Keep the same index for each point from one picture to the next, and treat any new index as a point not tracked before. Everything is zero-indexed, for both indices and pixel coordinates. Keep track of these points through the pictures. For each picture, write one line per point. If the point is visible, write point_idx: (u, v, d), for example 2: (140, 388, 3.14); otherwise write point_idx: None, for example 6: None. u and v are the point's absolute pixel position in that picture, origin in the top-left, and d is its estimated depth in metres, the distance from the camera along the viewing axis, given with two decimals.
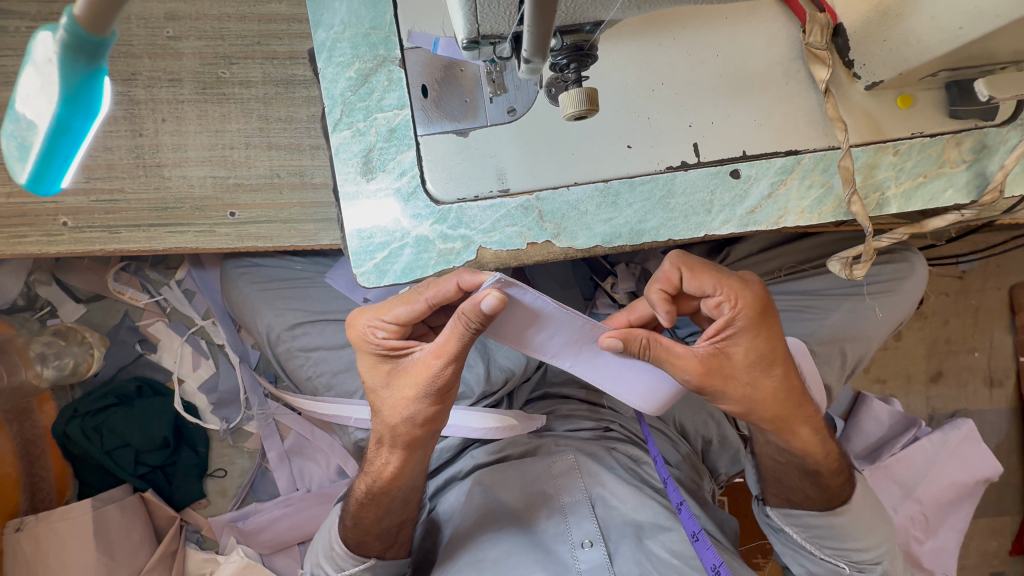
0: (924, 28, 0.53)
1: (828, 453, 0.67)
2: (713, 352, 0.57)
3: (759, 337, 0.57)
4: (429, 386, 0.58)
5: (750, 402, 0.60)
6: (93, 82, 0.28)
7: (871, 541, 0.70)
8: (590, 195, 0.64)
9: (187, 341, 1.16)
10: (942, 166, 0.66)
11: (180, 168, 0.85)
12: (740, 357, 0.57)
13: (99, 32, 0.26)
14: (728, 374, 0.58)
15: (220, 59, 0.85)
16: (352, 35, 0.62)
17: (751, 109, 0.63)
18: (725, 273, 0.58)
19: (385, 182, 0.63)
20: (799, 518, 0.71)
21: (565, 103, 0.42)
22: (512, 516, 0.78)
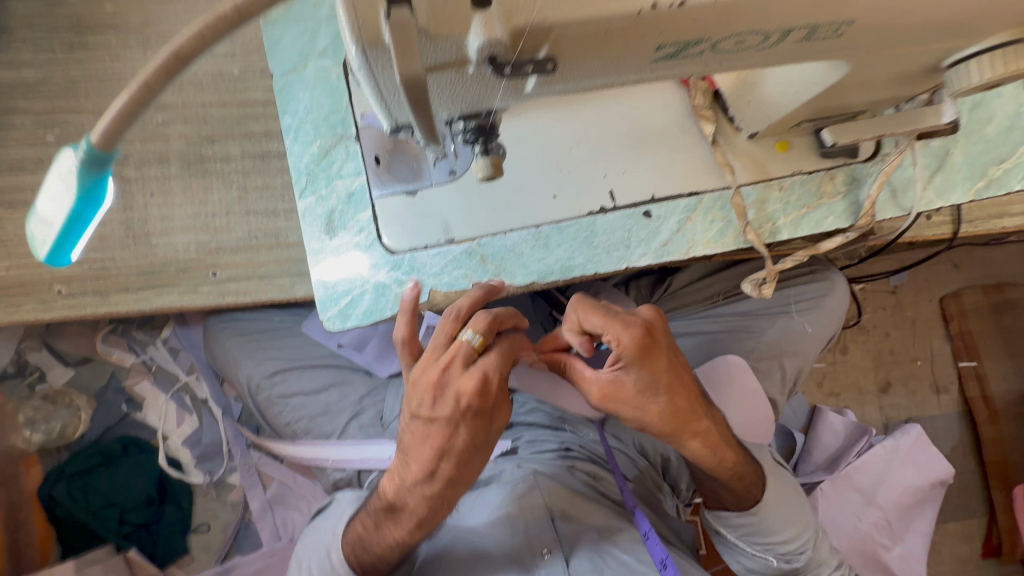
0: (773, 93, 0.65)
1: (730, 459, 0.72)
2: (611, 381, 0.63)
3: (644, 369, 0.62)
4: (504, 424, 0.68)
5: (641, 421, 0.65)
6: (100, 184, 0.37)
7: (790, 533, 0.77)
8: (525, 239, 0.75)
9: (172, 398, 1.21)
10: (822, 197, 0.78)
11: (167, 236, 0.94)
12: (630, 385, 0.63)
13: (106, 150, 0.35)
14: (625, 399, 0.63)
15: (203, 139, 0.97)
16: (313, 118, 0.74)
17: (655, 160, 0.75)
18: (613, 314, 0.63)
19: (346, 238, 0.73)
20: (728, 518, 0.78)
21: (476, 168, 0.52)
22: (479, 536, 0.84)
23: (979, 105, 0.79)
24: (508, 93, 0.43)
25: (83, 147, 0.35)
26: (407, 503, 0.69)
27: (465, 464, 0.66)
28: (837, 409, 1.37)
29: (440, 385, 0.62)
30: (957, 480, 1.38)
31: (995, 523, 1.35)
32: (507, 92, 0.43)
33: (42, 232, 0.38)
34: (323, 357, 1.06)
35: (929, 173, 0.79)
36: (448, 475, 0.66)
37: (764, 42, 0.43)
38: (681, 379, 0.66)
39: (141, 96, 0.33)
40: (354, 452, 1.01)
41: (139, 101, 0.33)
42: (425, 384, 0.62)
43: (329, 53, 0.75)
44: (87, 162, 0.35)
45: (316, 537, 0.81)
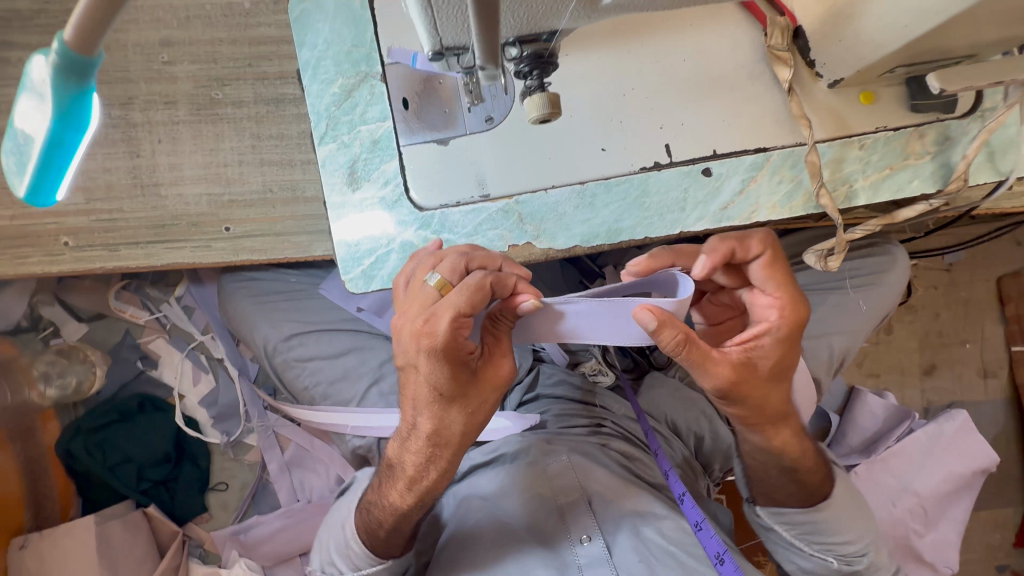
0: (873, 27, 0.56)
1: (805, 451, 0.68)
2: (745, 360, 0.57)
3: (785, 356, 0.59)
4: (489, 381, 0.58)
5: (753, 411, 0.60)
6: (81, 102, 0.31)
7: (852, 535, 0.72)
8: (568, 197, 0.67)
9: (187, 357, 1.19)
10: (908, 157, 0.68)
11: (177, 186, 0.88)
12: (770, 366, 0.58)
13: (87, 53, 0.29)
14: (752, 381, 0.58)
15: (213, 81, 0.88)
16: (334, 53, 0.65)
17: (719, 110, 0.66)
18: (792, 285, 0.60)
19: (370, 191, 0.66)
20: (787, 516, 0.72)
21: (530, 107, 0.45)
22: (505, 514, 0.80)
23: None
24: (582, 4, 0.35)
25: (55, 51, 0.29)
26: (401, 461, 0.64)
27: (443, 419, 0.58)
28: (878, 391, 1.29)
29: (421, 336, 0.54)
30: (998, 468, 1.32)
31: None
32: (581, 4, 0.36)
33: (19, 161, 0.32)
34: (342, 321, 1.01)
35: None
36: (430, 430, 0.59)
37: None
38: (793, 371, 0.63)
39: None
40: (373, 421, 0.97)
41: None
42: (407, 334, 0.55)
43: None
44: (60, 69, 0.29)
45: (337, 514, 0.78)
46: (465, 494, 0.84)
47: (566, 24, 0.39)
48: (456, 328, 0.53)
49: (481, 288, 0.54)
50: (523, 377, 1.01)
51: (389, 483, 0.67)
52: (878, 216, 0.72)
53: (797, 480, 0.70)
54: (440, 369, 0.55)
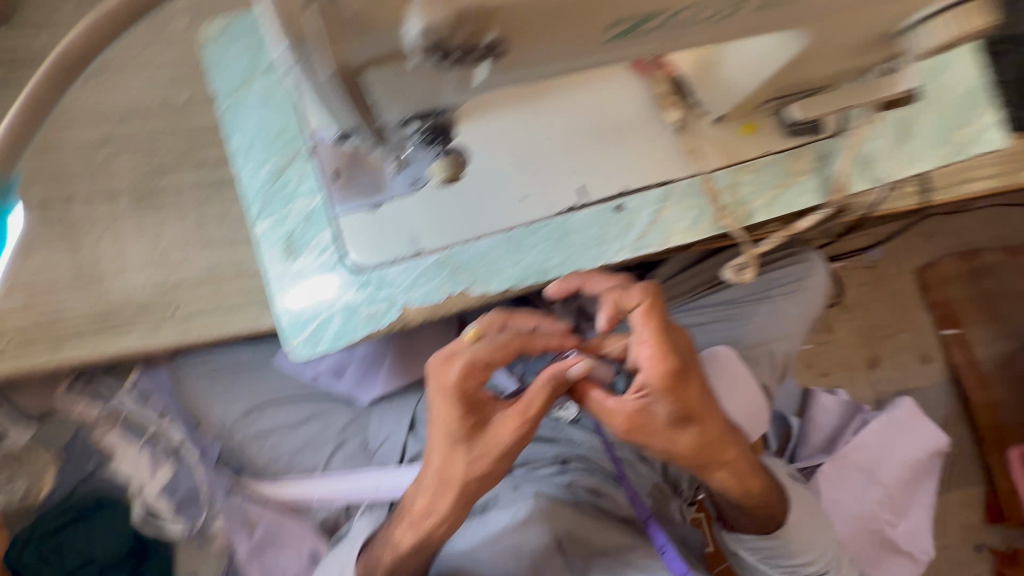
0: (735, 73, 0.65)
1: (754, 488, 0.62)
2: (638, 408, 0.53)
3: (674, 403, 0.52)
4: (495, 440, 0.54)
5: (671, 456, 0.56)
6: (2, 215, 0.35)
7: (813, 555, 0.68)
8: (497, 245, 0.72)
9: (144, 446, 1.13)
10: (793, 175, 0.77)
11: (121, 275, 0.89)
12: (660, 413, 0.53)
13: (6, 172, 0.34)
14: (652, 429, 0.53)
15: (154, 171, 0.92)
16: (264, 137, 0.70)
17: (623, 152, 0.74)
18: (668, 328, 0.53)
19: (308, 260, 0.69)
20: (748, 541, 0.69)
21: (436, 170, 0.51)
22: (478, 565, 0.81)
23: (937, 71, 0.80)
24: (455, 87, 0.41)
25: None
26: (410, 497, 0.61)
27: (448, 462, 0.55)
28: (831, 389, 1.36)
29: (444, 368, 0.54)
30: (954, 448, 1.38)
31: (997, 488, 1.34)
32: (456, 84, 0.40)
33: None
34: (301, 388, 1.02)
35: (895, 143, 0.79)
36: (437, 470, 0.56)
37: (717, 15, 0.41)
38: (710, 415, 0.55)
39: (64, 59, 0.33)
40: (338, 488, 0.95)
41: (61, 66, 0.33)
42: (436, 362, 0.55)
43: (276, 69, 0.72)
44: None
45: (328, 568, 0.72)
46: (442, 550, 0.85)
47: (451, 97, 0.42)
48: (471, 369, 0.54)
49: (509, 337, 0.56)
50: None
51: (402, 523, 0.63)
52: (779, 229, 0.79)
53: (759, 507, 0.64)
54: (453, 408, 0.54)
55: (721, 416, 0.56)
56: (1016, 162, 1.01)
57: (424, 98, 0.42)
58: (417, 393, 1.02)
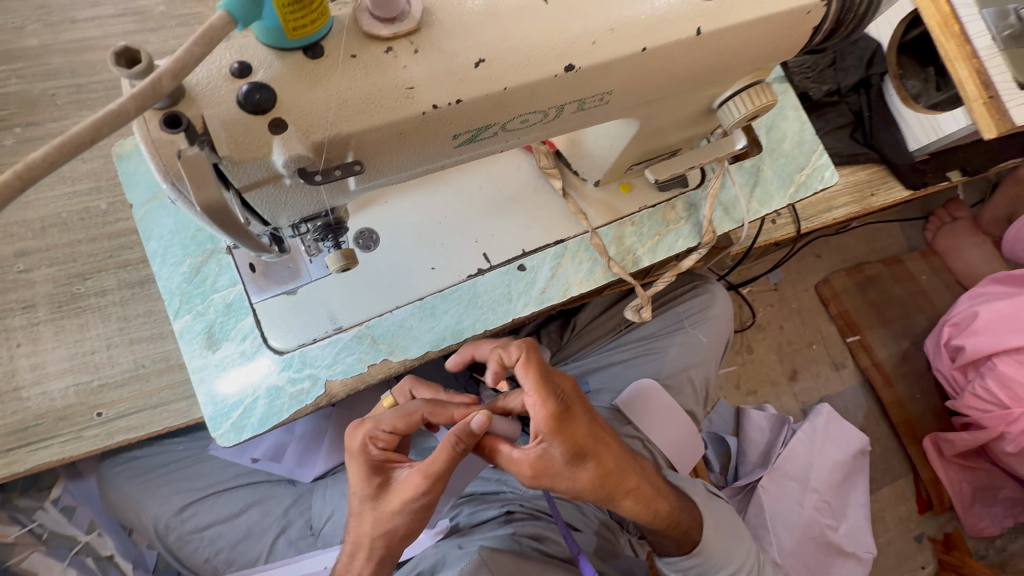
0: (597, 145, 0.75)
1: (662, 510, 0.68)
2: (539, 455, 0.58)
3: (566, 445, 0.57)
4: (396, 498, 0.58)
5: (578, 493, 0.61)
6: None
7: (733, 565, 0.74)
8: (412, 313, 0.78)
9: (69, 566, 1.05)
10: (671, 223, 0.88)
11: (40, 385, 0.88)
12: (556, 452, 0.58)
13: None
14: (555, 472, 0.59)
15: (73, 277, 0.93)
16: (181, 239, 0.75)
17: (517, 218, 0.83)
18: (550, 374, 0.59)
19: (230, 349, 0.73)
20: (675, 563, 0.74)
21: (330, 262, 0.56)
22: None
23: (772, 127, 0.95)
24: (333, 191, 0.48)
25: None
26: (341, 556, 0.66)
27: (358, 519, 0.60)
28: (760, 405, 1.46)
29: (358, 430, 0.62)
30: (877, 445, 1.49)
31: (920, 477, 1.44)
32: (332, 192, 0.48)
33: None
34: (239, 476, 1.01)
35: (749, 188, 0.92)
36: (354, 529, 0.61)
37: (545, 118, 0.51)
38: (602, 446, 0.61)
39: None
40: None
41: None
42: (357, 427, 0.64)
43: None
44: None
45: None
46: None
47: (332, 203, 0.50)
48: (380, 432, 0.62)
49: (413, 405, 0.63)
50: None
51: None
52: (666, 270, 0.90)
53: (674, 526, 0.71)
54: (363, 467, 0.60)
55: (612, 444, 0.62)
56: (863, 189, 1.18)
57: (306, 207, 0.49)
58: None
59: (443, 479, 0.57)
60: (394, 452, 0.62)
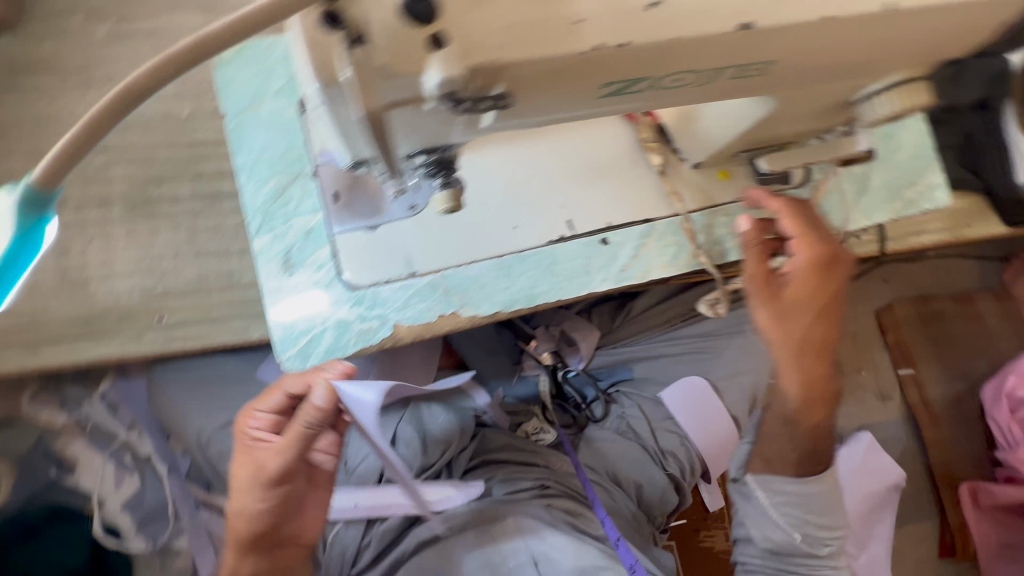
0: (713, 122, 0.70)
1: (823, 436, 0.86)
2: (797, 273, 0.75)
3: (827, 277, 0.76)
4: (271, 465, 0.71)
5: (783, 327, 0.76)
6: (37, 226, 0.35)
7: (836, 527, 0.86)
8: (489, 270, 0.76)
9: (111, 457, 1.13)
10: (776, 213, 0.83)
11: (107, 281, 0.89)
12: (793, 284, 0.76)
13: (46, 187, 0.34)
14: (795, 292, 0.75)
15: (149, 181, 0.93)
16: (270, 156, 0.73)
17: (607, 189, 0.79)
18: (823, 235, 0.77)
19: (304, 276, 0.71)
20: (776, 485, 0.85)
21: (438, 200, 0.54)
22: None
23: (890, 135, 0.88)
24: (465, 127, 0.45)
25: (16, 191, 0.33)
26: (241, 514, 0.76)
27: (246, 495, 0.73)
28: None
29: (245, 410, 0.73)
30: (909, 483, 1.44)
31: (949, 523, 1.40)
32: (464, 127, 0.45)
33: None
34: None
35: (854, 196, 0.87)
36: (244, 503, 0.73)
37: (699, 81, 0.47)
38: (801, 306, 0.76)
39: (127, 93, 0.32)
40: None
41: (125, 99, 0.32)
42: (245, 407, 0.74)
43: (284, 93, 0.75)
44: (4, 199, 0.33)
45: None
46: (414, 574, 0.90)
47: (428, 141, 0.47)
48: (256, 421, 0.72)
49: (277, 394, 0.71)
50: (469, 443, 1.06)
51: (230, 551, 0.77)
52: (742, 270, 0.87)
53: (809, 432, 0.83)
54: (248, 451, 0.73)
55: (800, 318, 0.76)
56: (957, 221, 1.08)
57: (436, 132, 0.45)
58: (398, 412, 1.04)
59: (290, 445, 0.70)
60: (267, 429, 0.72)
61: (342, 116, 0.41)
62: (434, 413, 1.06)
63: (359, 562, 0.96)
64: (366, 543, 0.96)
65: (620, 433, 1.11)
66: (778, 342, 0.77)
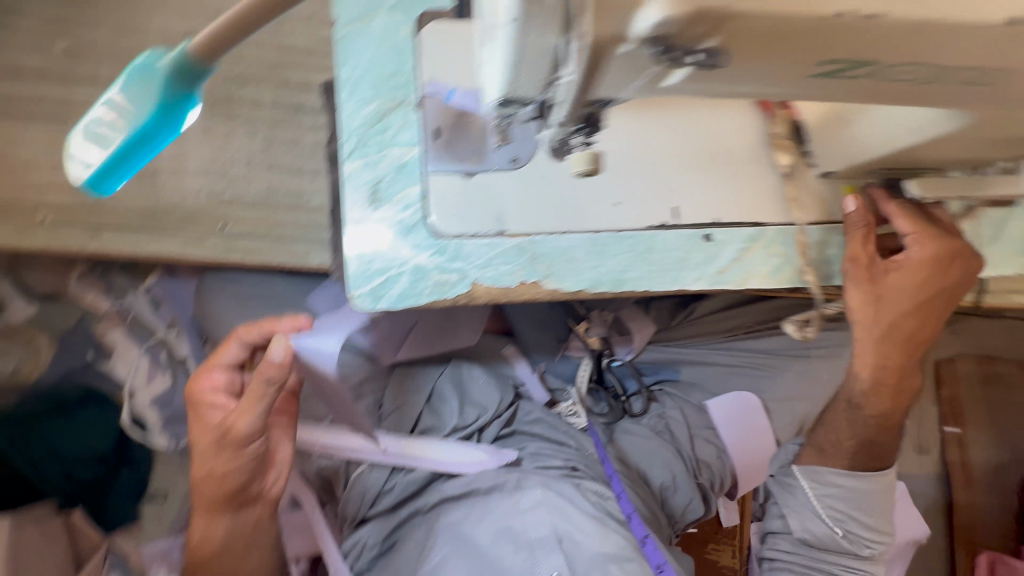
0: (871, 130, 0.61)
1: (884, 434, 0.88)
2: (911, 261, 0.72)
3: (939, 275, 0.73)
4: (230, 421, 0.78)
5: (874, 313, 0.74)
6: (181, 101, 0.43)
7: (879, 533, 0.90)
8: (580, 244, 0.70)
9: (145, 352, 1.12)
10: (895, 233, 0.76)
11: (176, 178, 0.85)
12: (899, 273, 0.73)
13: (202, 66, 0.42)
14: (903, 281, 0.72)
15: (232, 79, 0.88)
16: (374, 75, 0.67)
17: (722, 181, 0.72)
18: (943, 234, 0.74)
19: (390, 212, 0.67)
20: (824, 476, 0.90)
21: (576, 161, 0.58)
22: (474, 541, 0.85)
23: None
24: (647, 83, 0.38)
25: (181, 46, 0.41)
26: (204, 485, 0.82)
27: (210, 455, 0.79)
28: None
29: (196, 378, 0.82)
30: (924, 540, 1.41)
31: None
32: (645, 82, 0.38)
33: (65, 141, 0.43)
34: None
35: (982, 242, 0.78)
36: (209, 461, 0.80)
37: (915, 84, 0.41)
38: (900, 296, 0.74)
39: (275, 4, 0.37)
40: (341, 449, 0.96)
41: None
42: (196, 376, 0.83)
43: (401, 9, 0.68)
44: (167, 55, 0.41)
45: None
46: (433, 524, 0.89)
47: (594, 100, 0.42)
48: (212, 383, 0.82)
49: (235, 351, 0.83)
50: (504, 412, 1.04)
51: (201, 513, 0.83)
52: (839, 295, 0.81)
53: (874, 421, 0.85)
54: (204, 417, 0.80)
55: (893, 308, 0.74)
56: None
57: (621, 84, 0.39)
58: (439, 367, 1.02)
59: (254, 398, 0.77)
60: (223, 386, 0.81)
61: (532, 34, 0.34)
62: (474, 373, 1.03)
63: (377, 504, 0.97)
64: (388, 488, 0.97)
65: (656, 433, 1.06)
66: (862, 323, 0.76)
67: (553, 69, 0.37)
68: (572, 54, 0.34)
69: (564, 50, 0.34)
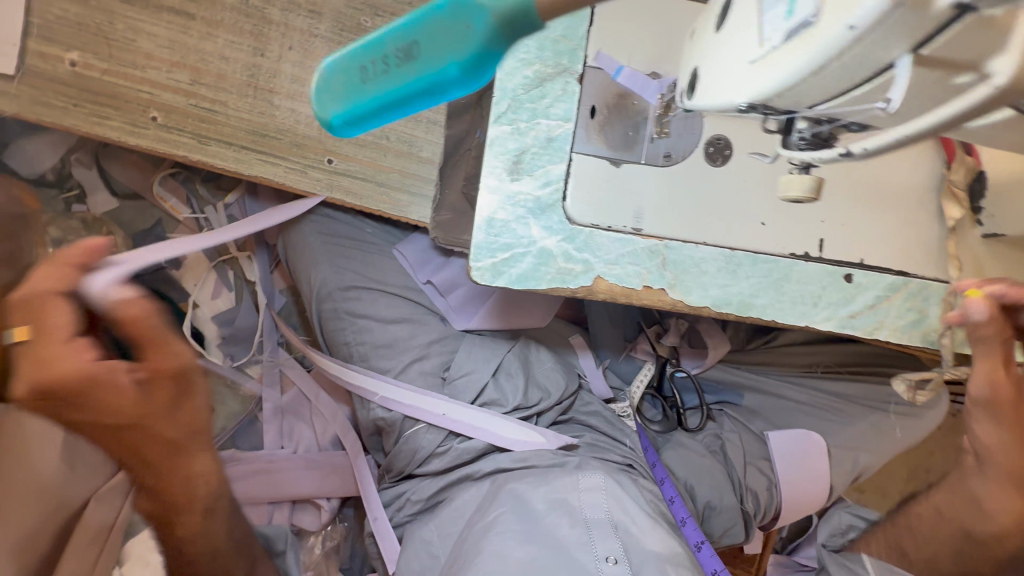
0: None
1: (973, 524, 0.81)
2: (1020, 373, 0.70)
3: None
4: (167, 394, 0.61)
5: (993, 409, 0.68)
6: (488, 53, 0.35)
7: None
8: (715, 258, 0.65)
9: (215, 268, 1.13)
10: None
11: (292, 100, 0.81)
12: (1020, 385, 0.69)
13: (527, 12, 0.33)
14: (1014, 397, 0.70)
15: (366, 7, 0.82)
16: (541, 37, 0.63)
17: (878, 221, 0.67)
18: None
19: (528, 186, 0.63)
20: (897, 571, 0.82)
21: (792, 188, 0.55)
22: (530, 511, 0.84)
23: None
24: None
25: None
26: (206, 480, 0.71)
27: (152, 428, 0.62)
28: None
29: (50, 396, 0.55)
30: None
31: None
32: None
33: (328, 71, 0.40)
34: (406, 288, 1.00)
35: None
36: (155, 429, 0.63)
37: None
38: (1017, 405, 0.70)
39: None
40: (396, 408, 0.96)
41: None
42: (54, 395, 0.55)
43: None
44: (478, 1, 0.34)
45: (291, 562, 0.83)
46: (487, 488, 0.91)
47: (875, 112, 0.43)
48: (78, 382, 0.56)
49: (74, 312, 0.56)
50: (565, 400, 1.02)
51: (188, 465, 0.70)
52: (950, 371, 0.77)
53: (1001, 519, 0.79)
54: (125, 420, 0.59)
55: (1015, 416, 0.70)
56: None
57: (885, 121, 0.44)
58: (507, 343, 1.00)
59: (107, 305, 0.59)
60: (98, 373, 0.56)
61: (872, 43, 0.37)
62: (542, 356, 1.01)
63: (427, 465, 0.97)
64: (441, 451, 0.97)
65: (711, 451, 1.04)
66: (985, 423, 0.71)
67: (854, 83, 0.41)
68: (897, 78, 0.39)
69: (886, 68, 0.39)
